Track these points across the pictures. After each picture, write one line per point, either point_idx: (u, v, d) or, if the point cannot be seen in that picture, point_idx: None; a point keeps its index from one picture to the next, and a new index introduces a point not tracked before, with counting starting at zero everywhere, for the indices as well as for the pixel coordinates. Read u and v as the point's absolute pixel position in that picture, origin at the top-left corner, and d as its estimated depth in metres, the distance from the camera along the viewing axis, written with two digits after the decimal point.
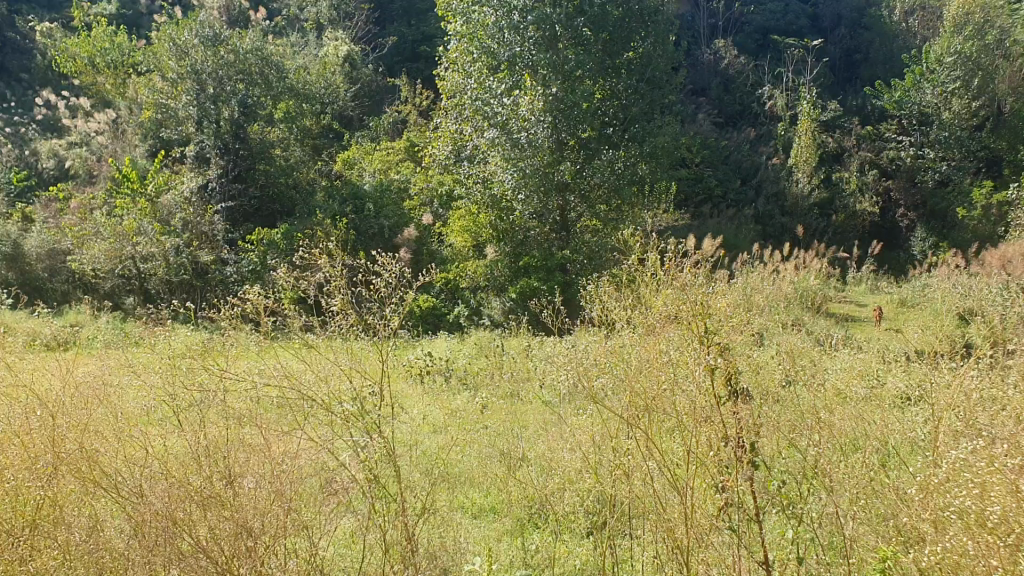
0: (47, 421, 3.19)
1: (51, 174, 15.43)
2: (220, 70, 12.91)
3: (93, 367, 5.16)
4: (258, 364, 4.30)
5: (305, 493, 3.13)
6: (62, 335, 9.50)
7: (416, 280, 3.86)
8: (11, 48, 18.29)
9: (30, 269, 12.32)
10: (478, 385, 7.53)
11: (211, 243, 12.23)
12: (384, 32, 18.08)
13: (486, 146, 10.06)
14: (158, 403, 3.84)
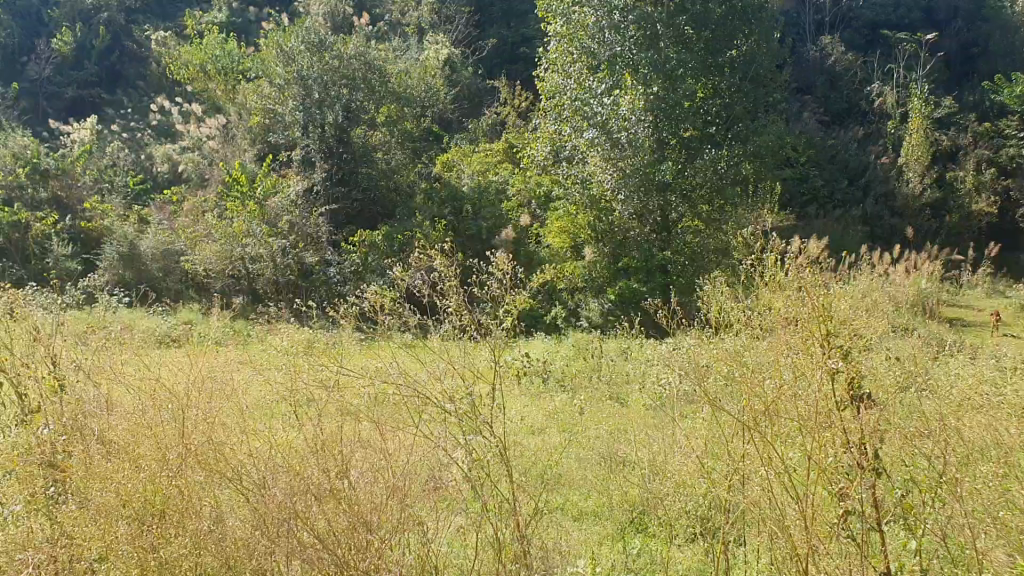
0: (175, 415, 3.31)
1: (165, 177, 16.08)
2: (326, 75, 13.18)
3: (210, 362, 5.36)
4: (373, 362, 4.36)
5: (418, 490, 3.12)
6: (177, 332, 9.89)
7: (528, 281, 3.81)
8: (127, 56, 19.38)
9: (145, 269, 12.88)
10: (575, 387, 7.48)
11: (315, 245, 12.53)
12: (484, 35, 18.17)
13: (585, 146, 10.04)
14: (278, 400, 3.94)
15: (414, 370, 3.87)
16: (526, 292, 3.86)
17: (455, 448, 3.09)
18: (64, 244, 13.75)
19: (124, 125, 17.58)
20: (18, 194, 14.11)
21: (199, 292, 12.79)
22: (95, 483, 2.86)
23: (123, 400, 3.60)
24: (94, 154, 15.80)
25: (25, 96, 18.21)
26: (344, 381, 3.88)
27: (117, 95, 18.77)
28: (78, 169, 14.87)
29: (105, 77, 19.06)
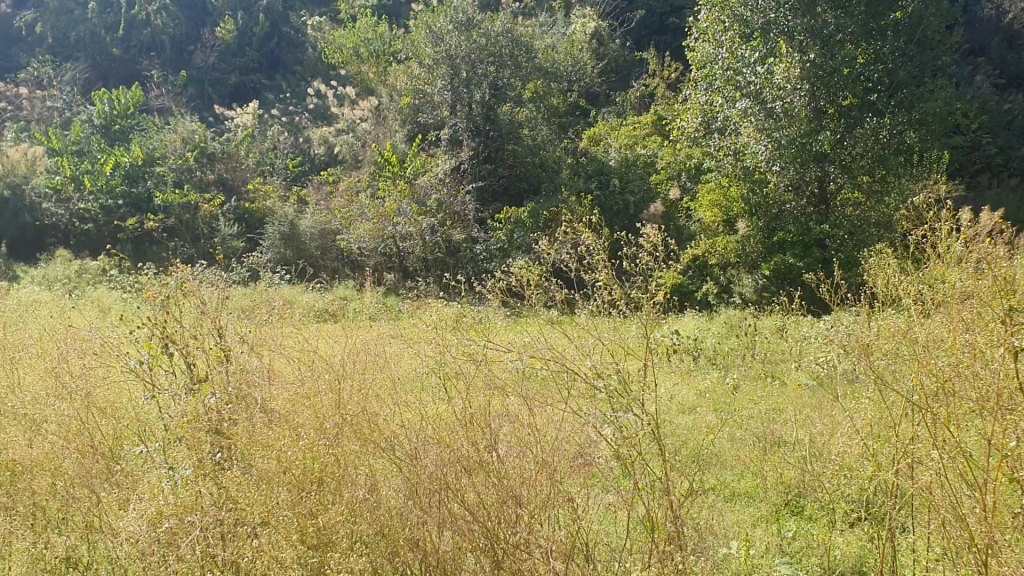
0: (331, 385, 3.45)
1: (322, 159, 16.54)
2: (474, 53, 13.40)
3: (368, 335, 5.52)
4: (521, 337, 4.34)
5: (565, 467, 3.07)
6: (334, 307, 10.25)
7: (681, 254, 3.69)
8: (287, 42, 20.11)
9: (305, 247, 13.43)
10: (728, 365, 7.28)
11: (463, 223, 12.52)
12: (633, 6, 17.83)
13: (738, 117, 9.63)
14: (428, 372, 3.99)
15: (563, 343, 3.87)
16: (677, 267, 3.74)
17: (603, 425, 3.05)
18: (230, 224, 14.43)
19: (283, 110, 18.26)
20: (189, 176, 15.04)
21: (353, 270, 13.19)
22: (257, 450, 2.96)
23: (283, 370, 3.77)
24: (256, 137, 16.55)
25: (193, 84, 19.20)
26: (493, 356, 3.89)
27: (276, 80, 19.48)
28: (241, 152, 15.66)
29: (266, 63, 19.88)
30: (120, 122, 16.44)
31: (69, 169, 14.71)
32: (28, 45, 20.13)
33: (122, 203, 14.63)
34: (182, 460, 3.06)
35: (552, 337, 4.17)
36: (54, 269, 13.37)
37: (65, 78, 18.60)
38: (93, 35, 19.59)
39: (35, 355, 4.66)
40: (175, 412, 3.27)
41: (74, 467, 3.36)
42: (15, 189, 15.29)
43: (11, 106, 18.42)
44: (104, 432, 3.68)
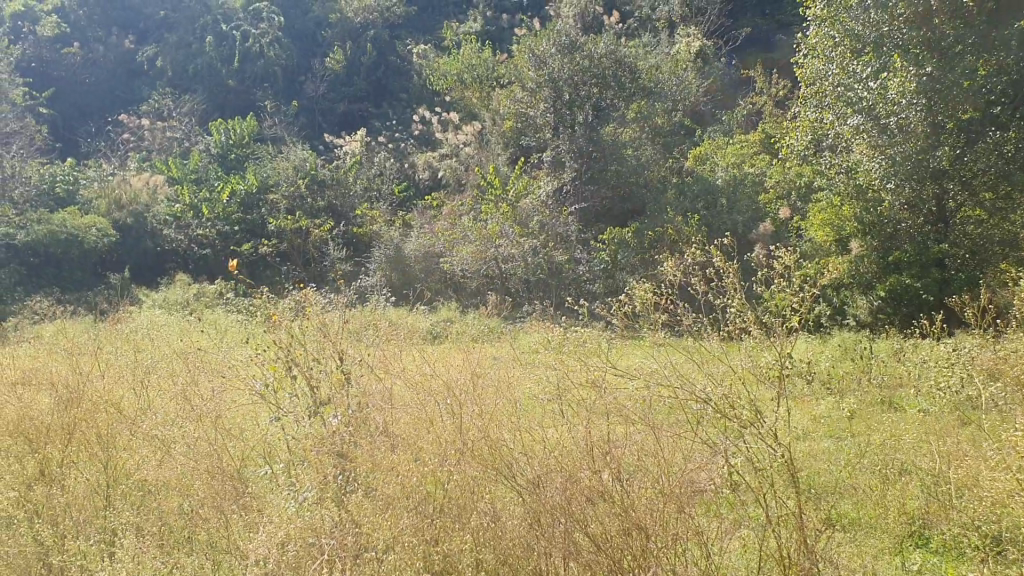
0: (454, 410, 3.62)
1: (427, 184, 16.72)
2: (577, 76, 13.44)
3: (486, 365, 5.64)
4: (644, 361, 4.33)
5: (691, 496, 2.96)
6: (437, 330, 10.36)
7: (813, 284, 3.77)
8: (393, 71, 20.36)
9: (410, 271, 13.69)
10: (843, 391, 6.99)
11: (564, 242, 12.59)
12: (738, 24, 17.49)
13: (849, 133, 9.37)
14: (547, 398, 4.00)
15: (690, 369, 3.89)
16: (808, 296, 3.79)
17: (731, 454, 2.96)
18: (338, 248, 14.74)
19: (389, 136, 18.56)
20: (300, 204, 15.57)
21: (457, 293, 13.25)
22: (381, 478, 3.03)
23: (402, 396, 3.90)
24: (364, 164, 16.82)
25: (304, 113, 19.85)
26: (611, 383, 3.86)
27: (383, 107, 19.76)
28: (350, 178, 16.07)
29: (373, 91, 20.21)
30: (236, 151, 17.14)
31: (189, 197, 15.59)
32: (151, 79, 21.32)
33: (238, 229, 15.38)
34: (305, 483, 3.12)
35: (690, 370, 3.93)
36: (173, 292, 13.90)
37: (183, 110, 19.40)
38: (209, 67, 20.24)
39: (166, 377, 4.92)
40: (299, 436, 3.37)
41: (204, 489, 3.43)
42: (136, 217, 15.95)
43: (134, 138, 19.27)
44: (230, 452, 3.76)
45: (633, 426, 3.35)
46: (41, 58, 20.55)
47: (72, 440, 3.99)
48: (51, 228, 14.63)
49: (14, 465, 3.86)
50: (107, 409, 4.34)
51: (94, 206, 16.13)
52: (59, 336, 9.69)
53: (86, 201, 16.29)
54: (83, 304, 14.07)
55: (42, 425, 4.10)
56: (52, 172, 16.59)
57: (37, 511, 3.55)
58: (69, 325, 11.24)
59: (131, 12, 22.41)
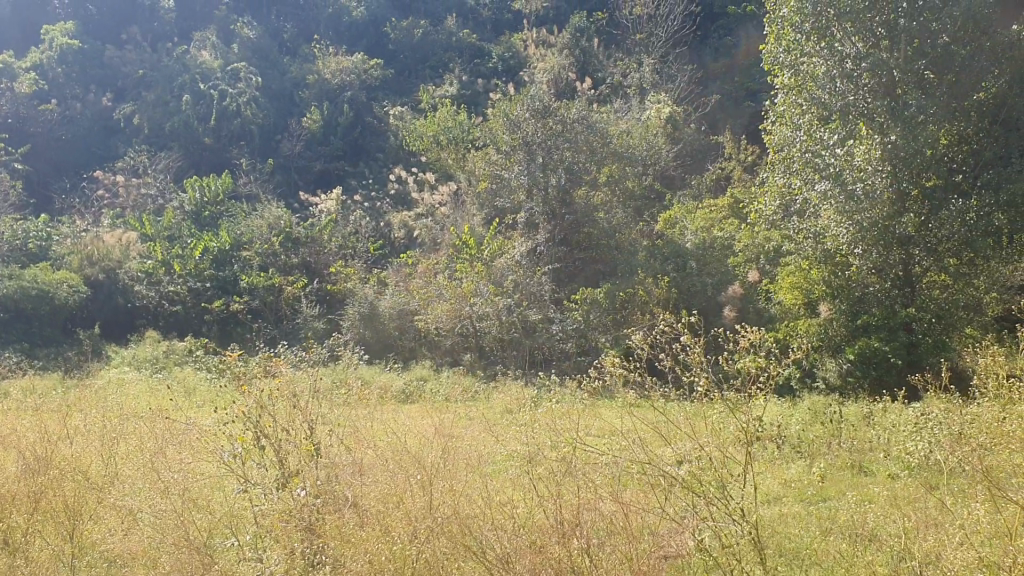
0: (422, 488, 3.77)
1: (402, 243, 16.77)
2: (550, 140, 13.54)
3: (460, 433, 5.76)
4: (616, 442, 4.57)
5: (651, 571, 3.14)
6: (410, 389, 10.34)
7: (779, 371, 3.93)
8: (370, 131, 20.60)
9: (384, 328, 13.73)
10: (813, 454, 7.02)
11: (539, 302, 12.59)
12: (707, 91, 17.82)
13: (816, 200, 9.39)
14: (520, 483, 4.20)
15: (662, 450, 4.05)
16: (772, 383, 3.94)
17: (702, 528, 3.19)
18: (312, 305, 14.76)
19: (366, 196, 18.61)
20: (273, 261, 15.65)
21: (431, 351, 13.30)
22: (349, 554, 3.15)
23: (370, 471, 4.01)
24: (339, 222, 16.92)
25: (280, 171, 19.94)
26: (581, 467, 4.09)
27: (359, 167, 19.93)
28: (325, 237, 16.13)
29: (350, 150, 20.40)
30: (210, 209, 17.16)
31: (161, 253, 15.43)
32: (127, 136, 21.22)
33: (210, 286, 15.24)
34: (271, 556, 3.19)
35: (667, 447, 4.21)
36: (144, 349, 13.82)
37: (159, 167, 19.46)
38: (186, 125, 20.18)
39: (140, 444, 4.93)
40: (265, 506, 3.41)
41: (170, 561, 3.43)
42: (110, 273, 15.95)
43: (109, 195, 19.24)
44: (196, 523, 3.74)
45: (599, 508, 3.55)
46: (18, 115, 20.61)
47: (36, 509, 3.97)
48: (21, 284, 14.55)
49: None
50: (74, 476, 4.35)
51: (66, 262, 16.10)
52: (28, 396, 9.67)
53: (58, 256, 16.27)
54: (52, 361, 13.92)
55: (6, 496, 4.06)
56: (25, 228, 16.57)
57: None
58: (36, 383, 11.17)
59: (109, 69, 22.47)
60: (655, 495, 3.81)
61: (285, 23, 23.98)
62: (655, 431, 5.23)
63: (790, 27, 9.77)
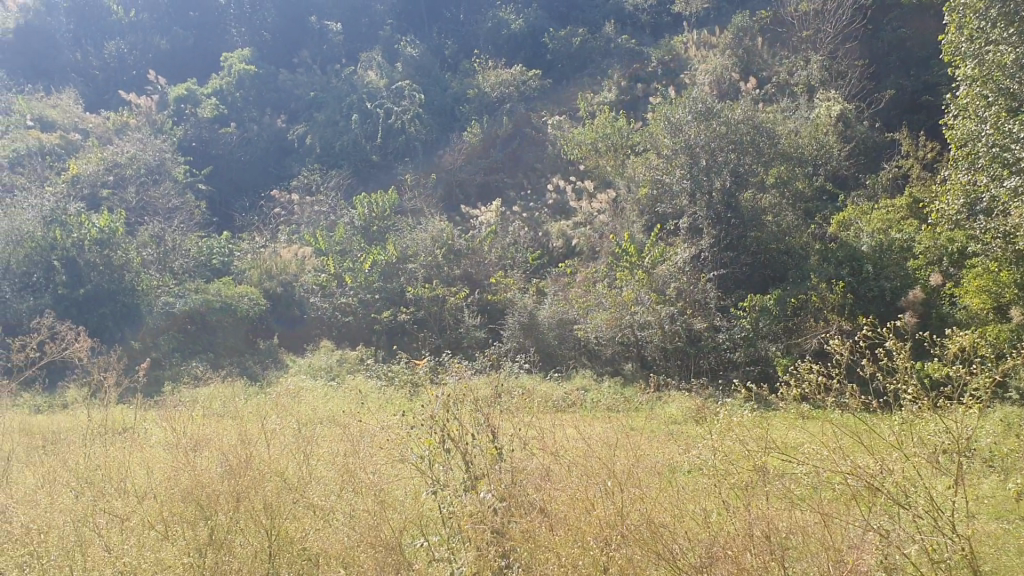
0: (609, 493, 3.92)
1: (561, 252, 16.69)
2: (714, 142, 13.30)
3: (632, 441, 5.73)
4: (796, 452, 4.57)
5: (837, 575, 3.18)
6: (573, 398, 10.30)
7: (989, 387, 3.91)
8: (528, 141, 20.65)
9: (544, 338, 13.80)
10: (1010, 469, 6.36)
11: (704, 311, 12.29)
12: (880, 86, 16.90)
13: (1006, 196, 8.55)
14: (701, 493, 4.29)
15: (858, 458, 4.01)
16: (980, 398, 3.91)
17: (893, 540, 3.25)
18: (474, 315, 14.97)
19: (524, 206, 18.74)
20: (437, 272, 15.96)
21: (592, 360, 13.23)
22: (542, 557, 3.36)
23: (556, 476, 4.18)
24: (499, 233, 17.09)
25: (442, 185, 20.27)
26: (764, 476, 4.13)
27: (518, 177, 20.01)
28: (485, 248, 16.32)
29: (509, 162, 20.47)
30: (377, 224, 17.74)
31: (333, 267, 16.29)
32: (300, 156, 22.30)
33: (378, 297, 15.77)
34: (461, 557, 3.46)
35: (863, 454, 4.20)
36: (317, 358, 14.41)
37: (330, 184, 20.39)
38: (355, 143, 21.43)
39: (330, 450, 5.16)
40: (454, 505, 3.66)
41: (370, 559, 3.68)
42: (286, 287, 16.95)
43: (285, 212, 20.20)
44: (390, 522, 3.97)
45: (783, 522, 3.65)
46: (202, 139, 22.33)
47: (239, 506, 4.19)
48: (207, 296, 15.56)
49: (188, 531, 4.05)
50: (272, 477, 4.56)
51: (247, 276, 17.10)
52: (214, 402, 10.26)
53: (240, 271, 17.25)
54: (234, 368, 14.72)
55: (213, 491, 4.31)
56: (209, 245, 17.68)
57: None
58: (221, 389, 11.83)
59: (281, 92, 23.80)
60: (852, 504, 3.75)
61: (446, 41, 24.68)
62: (850, 439, 5.04)
63: (972, 15, 9.19)
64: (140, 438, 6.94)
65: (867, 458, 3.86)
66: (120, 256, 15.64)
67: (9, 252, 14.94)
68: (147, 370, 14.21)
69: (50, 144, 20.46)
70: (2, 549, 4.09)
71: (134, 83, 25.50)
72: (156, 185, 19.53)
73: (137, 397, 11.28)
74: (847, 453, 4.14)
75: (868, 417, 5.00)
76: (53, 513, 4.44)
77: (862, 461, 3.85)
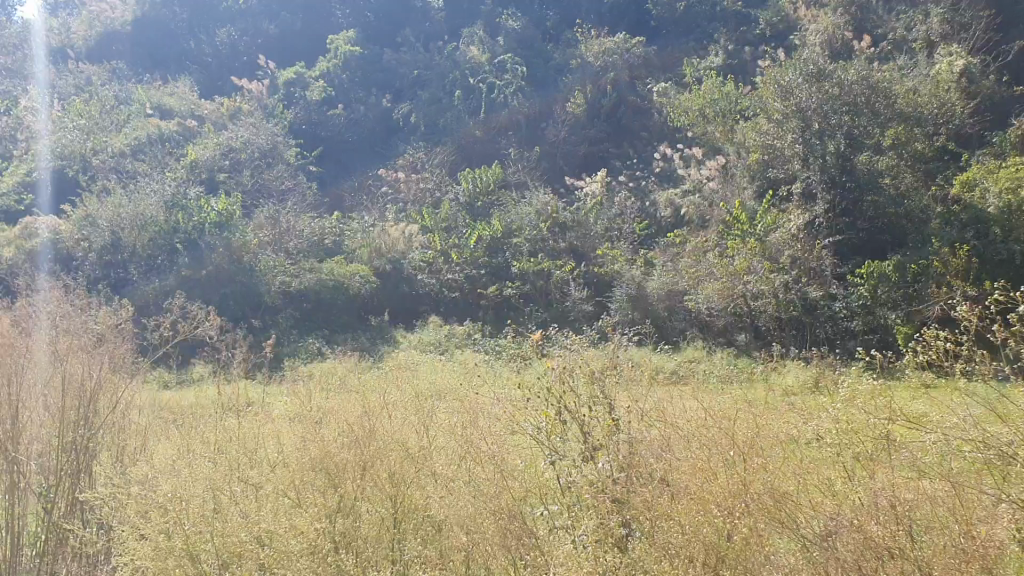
0: (730, 464, 3.93)
1: (669, 222, 16.40)
2: (826, 104, 12.89)
3: (749, 411, 5.65)
4: (926, 419, 4.45)
5: (973, 550, 3.13)
6: (684, 368, 10.23)
7: None
8: (633, 109, 20.19)
9: (653, 309, 13.69)
10: None
11: (818, 278, 12.01)
12: (1009, 37, 15.92)
13: None
14: (822, 461, 4.24)
15: (990, 425, 3.89)
16: None
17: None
18: (581, 288, 14.95)
19: (630, 175, 18.55)
20: (543, 246, 15.98)
21: (702, 331, 13.13)
22: (664, 525, 3.36)
23: (676, 445, 4.19)
24: (605, 204, 17.03)
25: (546, 159, 20.24)
26: (891, 447, 4.05)
27: (623, 147, 19.76)
28: (591, 219, 16.22)
29: (614, 132, 20.21)
30: (483, 198, 17.94)
31: (440, 243, 16.56)
32: (405, 134, 22.57)
33: (484, 272, 16.11)
34: (584, 524, 3.54)
35: (996, 420, 4.07)
36: (426, 334, 14.66)
37: (435, 162, 20.68)
38: (459, 119, 21.57)
39: (450, 420, 5.28)
40: (573, 477, 3.81)
41: (495, 528, 3.83)
42: (395, 264, 17.00)
43: (392, 190, 20.50)
44: (511, 491, 4.07)
45: (914, 495, 3.58)
46: (311, 121, 22.93)
47: (366, 477, 4.40)
48: (320, 276, 16.09)
49: (320, 499, 4.25)
50: (396, 446, 4.72)
51: (358, 256, 17.34)
52: (332, 377, 10.53)
53: (350, 249, 17.75)
54: (348, 344, 15.10)
55: (342, 460, 4.52)
56: (322, 224, 18.11)
57: (347, 553, 3.99)
58: (336, 364, 12.15)
59: (387, 72, 24.18)
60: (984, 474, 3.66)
61: (547, 10, 24.16)
62: (979, 409, 4.86)
63: None
64: (264, 412, 7.18)
65: (997, 426, 3.75)
66: (238, 237, 16.22)
67: (135, 237, 15.97)
68: (269, 346, 14.75)
69: (170, 130, 21.29)
70: (148, 517, 4.26)
71: (245, 69, 26.27)
72: (269, 168, 20.14)
73: (261, 373, 11.73)
74: (980, 421, 4.01)
75: (998, 385, 4.79)
76: (189, 481, 4.54)
77: (993, 428, 3.74)
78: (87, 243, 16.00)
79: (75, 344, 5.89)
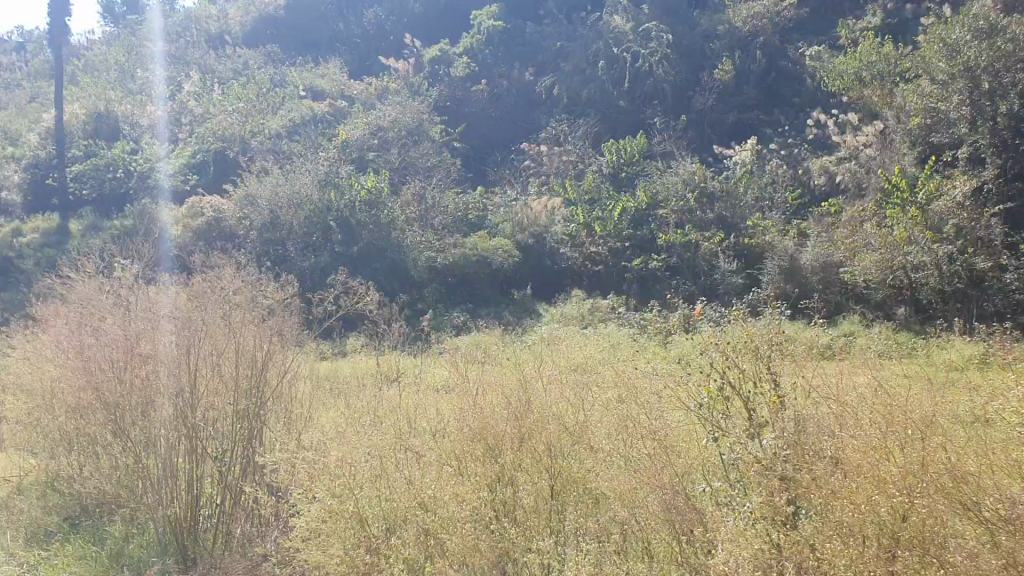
0: (907, 442, 3.75)
1: (823, 190, 15.71)
2: (999, 62, 11.94)
3: (920, 389, 5.40)
4: None
5: None
6: (839, 341, 9.83)
7: None
8: (784, 75, 19.75)
9: (805, 280, 13.31)
10: None
11: (988, 248, 11.16)
12: None
13: None
14: (1011, 441, 3.99)
15: None
16: None
17: None
18: (731, 260, 14.60)
19: (782, 143, 17.88)
20: (689, 217, 15.63)
21: (860, 303, 12.69)
22: (836, 504, 3.28)
23: (847, 423, 4.04)
24: (755, 173, 16.58)
25: (693, 127, 20.06)
26: None
27: (774, 115, 19.30)
28: (741, 189, 15.74)
29: (765, 99, 19.84)
30: (627, 170, 17.72)
31: (583, 216, 16.47)
32: (548, 108, 22.70)
33: (629, 245, 15.92)
34: (750, 500, 3.48)
35: None
36: (571, 307, 14.67)
37: (578, 133, 20.69)
38: (603, 91, 21.19)
39: (607, 395, 5.30)
40: (737, 455, 3.75)
41: (656, 502, 3.84)
42: (538, 238, 17.28)
43: (534, 164, 20.59)
44: (673, 467, 4.07)
45: None
46: (456, 98, 23.16)
47: (524, 449, 4.47)
48: (465, 251, 16.52)
49: (481, 468, 4.36)
50: (554, 420, 4.77)
51: (502, 230, 17.69)
52: (480, 351, 10.69)
53: (495, 224, 17.95)
54: (495, 318, 15.30)
55: (500, 431, 4.59)
56: (467, 201, 18.39)
57: (507, 520, 4.07)
58: (484, 336, 12.41)
59: (530, 45, 24.23)
60: None
61: None
62: None
63: None
64: (416, 384, 7.37)
65: None
66: (387, 214, 16.58)
67: (292, 215, 16.40)
68: (420, 320, 15.14)
69: (322, 112, 21.96)
70: (320, 480, 4.51)
71: (392, 48, 26.79)
72: (415, 145, 20.54)
73: (415, 347, 12.04)
74: None
75: None
76: (358, 447, 4.77)
77: None
78: (248, 221, 16.44)
79: (246, 316, 6.00)
